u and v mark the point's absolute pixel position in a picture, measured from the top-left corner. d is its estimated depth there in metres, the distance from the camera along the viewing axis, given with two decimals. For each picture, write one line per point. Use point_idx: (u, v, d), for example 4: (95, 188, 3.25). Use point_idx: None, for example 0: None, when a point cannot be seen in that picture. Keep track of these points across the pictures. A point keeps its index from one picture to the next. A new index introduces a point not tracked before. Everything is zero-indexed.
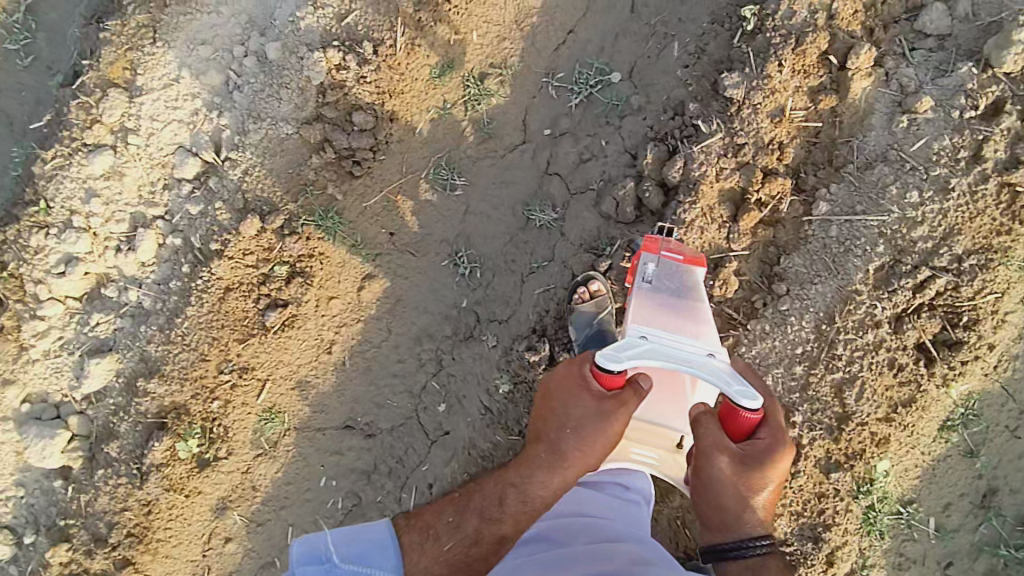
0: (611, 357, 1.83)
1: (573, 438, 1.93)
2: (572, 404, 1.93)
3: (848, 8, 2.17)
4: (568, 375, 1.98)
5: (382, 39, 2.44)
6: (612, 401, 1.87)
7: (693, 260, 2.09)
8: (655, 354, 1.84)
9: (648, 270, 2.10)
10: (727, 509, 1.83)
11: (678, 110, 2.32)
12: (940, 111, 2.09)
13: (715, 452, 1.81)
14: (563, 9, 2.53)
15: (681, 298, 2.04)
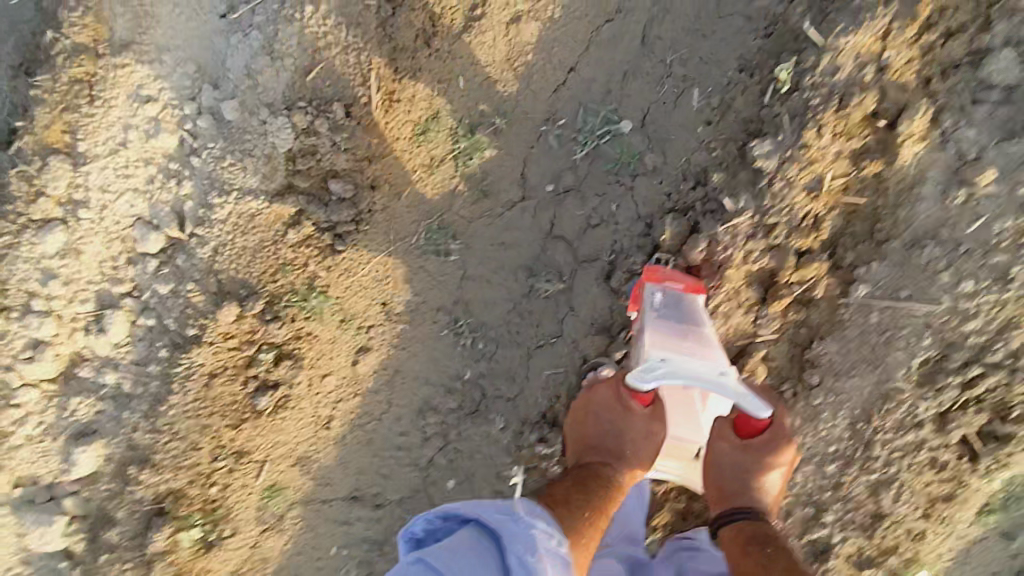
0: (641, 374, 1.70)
1: (631, 445, 1.84)
2: (624, 419, 1.83)
3: (902, 57, 1.84)
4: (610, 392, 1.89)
5: (354, 97, 2.18)
6: (658, 418, 1.83)
7: (693, 287, 1.91)
8: (681, 373, 1.64)
9: (655, 299, 1.89)
10: (728, 490, 1.81)
11: (700, 178, 2.05)
12: (1004, 184, 1.83)
13: (718, 435, 1.84)
14: (563, 43, 2.19)
15: (693, 325, 1.84)
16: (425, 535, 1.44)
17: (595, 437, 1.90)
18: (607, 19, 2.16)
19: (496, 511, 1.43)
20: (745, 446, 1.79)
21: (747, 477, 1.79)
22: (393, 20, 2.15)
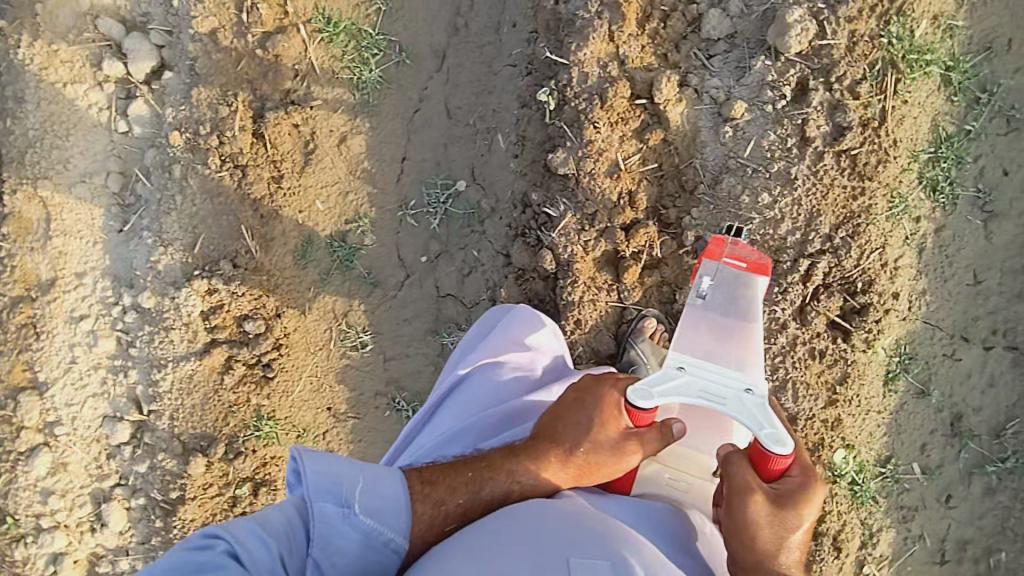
0: (642, 392, 1.60)
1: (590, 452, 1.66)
2: (601, 427, 1.66)
3: (634, 48, 2.21)
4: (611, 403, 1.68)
5: (236, 250, 2.54)
6: (632, 441, 1.66)
7: (758, 267, 1.79)
8: (691, 394, 1.58)
9: (703, 284, 1.79)
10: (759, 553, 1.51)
11: (525, 202, 2.38)
12: (755, 110, 2.15)
13: (748, 490, 1.51)
14: (388, 142, 2.58)
15: (736, 314, 1.73)
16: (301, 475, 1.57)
17: (558, 429, 1.71)
18: (415, 109, 2.58)
19: (341, 501, 1.51)
20: (780, 502, 1.52)
21: (778, 536, 1.52)
22: (244, 178, 2.51)
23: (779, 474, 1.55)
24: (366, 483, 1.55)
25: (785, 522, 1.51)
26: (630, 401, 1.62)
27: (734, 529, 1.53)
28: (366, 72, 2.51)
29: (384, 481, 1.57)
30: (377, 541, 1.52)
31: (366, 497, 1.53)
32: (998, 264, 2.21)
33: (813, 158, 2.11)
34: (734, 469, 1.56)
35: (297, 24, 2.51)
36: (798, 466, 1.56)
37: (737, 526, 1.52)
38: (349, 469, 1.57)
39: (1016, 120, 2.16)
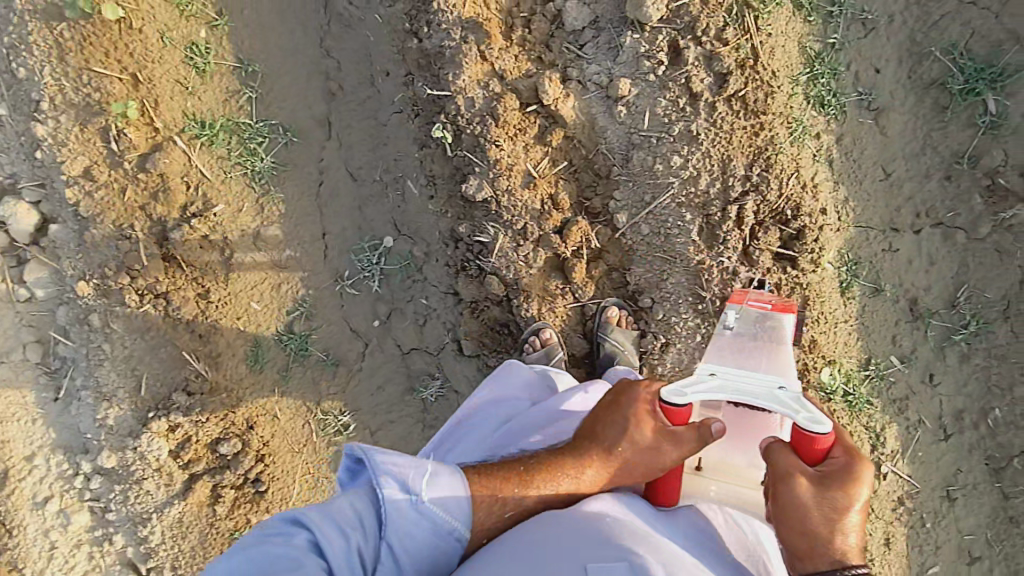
0: (675, 390, 1.57)
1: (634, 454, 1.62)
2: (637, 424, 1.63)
3: (509, 60, 2.24)
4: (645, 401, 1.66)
5: (185, 378, 2.43)
6: (668, 440, 1.58)
7: (783, 307, 1.90)
8: (727, 392, 1.53)
9: (731, 317, 1.84)
10: (811, 538, 1.48)
11: (455, 238, 2.38)
12: (640, 83, 2.21)
13: (792, 474, 1.48)
14: (303, 222, 2.54)
15: (765, 340, 1.76)
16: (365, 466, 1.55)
17: (598, 431, 1.68)
18: (318, 182, 2.55)
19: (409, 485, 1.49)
20: (825, 483, 1.48)
21: (831, 520, 1.47)
22: (170, 304, 2.42)
23: (821, 455, 1.52)
24: (432, 476, 1.50)
25: (835, 504, 1.47)
26: (663, 400, 1.58)
27: (784, 519, 1.49)
28: (258, 162, 2.48)
29: (449, 476, 1.53)
30: (444, 529, 1.49)
31: (432, 482, 1.50)
32: (900, 153, 2.34)
33: (707, 111, 2.17)
34: (774, 456, 1.53)
35: (171, 137, 2.43)
36: (839, 446, 1.53)
37: (787, 514, 1.48)
38: (414, 457, 1.54)
39: (870, 20, 2.29)
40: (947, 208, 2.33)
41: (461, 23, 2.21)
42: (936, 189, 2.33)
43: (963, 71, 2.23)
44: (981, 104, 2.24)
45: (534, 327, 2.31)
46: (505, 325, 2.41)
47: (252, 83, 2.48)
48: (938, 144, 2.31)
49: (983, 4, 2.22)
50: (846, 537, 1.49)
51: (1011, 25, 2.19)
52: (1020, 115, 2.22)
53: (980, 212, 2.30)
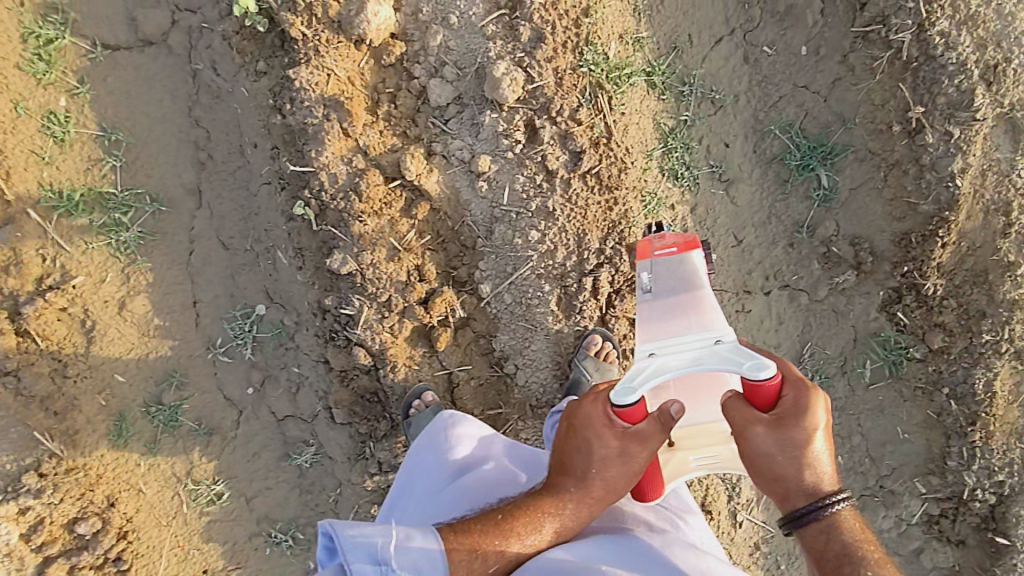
0: (625, 389, 1.63)
1: (604, 469, 1.75)
2: (606, 438, 1.71)
3: (374, 135, 2.30)
4: (594, 412, 1.74)
5: (38, 458, 2.35)
6: (635, 441, 1.68)
7: (688, 245, 1.87)
8: (669, 371, 1.61)
9: (644, 280, 1.90)
10: (784, 477, 1.66)
11: (322, 309, 2.39)
12: (500, 159, 2.29)
13: (751, 427, 1.61)
14: (173, 291, 2.51)
15: (686, 292, 1.82)
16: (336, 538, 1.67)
17: (568, 463, 1.81)
18: (188, 251, 2.52)
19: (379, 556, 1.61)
20: (782, 425, 1.61)
21: (796, 458, 1.63)
22: (21, 381, 2.35)
23: (774, 398, 1.62)
24: (407, 550, 1.64)
25: (797, 443, 1.62)
26: (616, 405, 1.65)
27: (756, 466, 1.67)
28: (123, 232, 2.45)
29: (424, 545, 1.67)
30: None
31: (401, 550, 1.63)
32: (749, 222, 2.50)
33: (562, 187, 2.28)
34: (731, 412, 1.65)
35: (25, 209, 2.38)
36: (788, 385, 1.62)
37: (756, 463, 1.65)
38: (380, 527, 1.66)
39: (719, 99, 2.44)
40: (791, 272, 2.49)
41: (324, 99, 2.26)
42: (781, 255, 2.49)
43: (798, 148, 2.41)
44: (815, 178, 2.42)
45: (418, 385, 2.36)
46: (373, 394, 2.45)
47: (117, 151, 2.45)
48: (781, 214, 2.48)
49: (814, 88, 2.40)
50: (816, 464, 1.66)
51: (838, 109, 2.38)
52: (848, 190, 2.40)
53: (818, 275, 2.47)
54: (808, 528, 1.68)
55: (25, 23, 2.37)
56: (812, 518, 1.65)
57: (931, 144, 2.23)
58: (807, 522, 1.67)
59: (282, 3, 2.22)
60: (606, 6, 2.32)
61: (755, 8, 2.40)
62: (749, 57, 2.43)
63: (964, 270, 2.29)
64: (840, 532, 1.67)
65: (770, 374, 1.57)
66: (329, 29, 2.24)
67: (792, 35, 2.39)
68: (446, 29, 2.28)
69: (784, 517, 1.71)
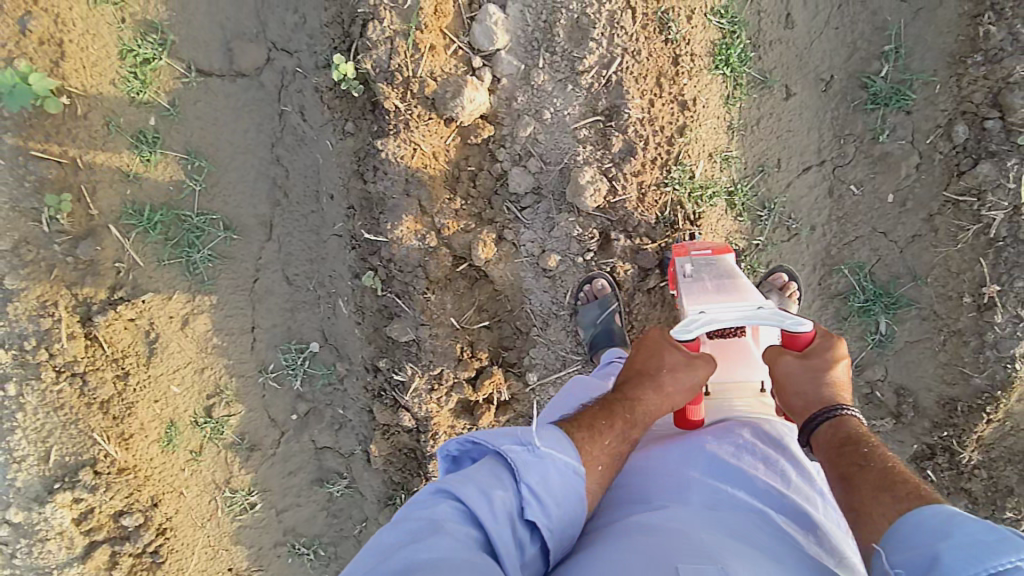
0: (682, 328, 1.73)
1: (673, 377, 1.72)
2: (671, 354, 1.76)
3: (449, 213, 2.32)
4: (657, 339, 1.84)
5: (94, 455, 2.53)
6: (699, 359, 1.74)
7: (722, 249, 2.11)
8: (731, 318, 1.69)
9: (686, 268, 2.06)
10: (806, 396, 1.69)
11: (374, 367, 2.55)
12: (568, 261, 2.35)
13: (777, 353, 1.74)
14: (233, 314, 2.59)
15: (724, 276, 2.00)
16: (457, 453, 1.50)
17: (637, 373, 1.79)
18: (253, 278, 2.59)
19: (515, 441, 1.45)
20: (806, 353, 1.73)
21: (819, 378, 1.70)
22: (86, 384, 2.50)
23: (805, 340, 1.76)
24: (541, 458, 1.43)
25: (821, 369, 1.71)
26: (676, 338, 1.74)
27: (780, 385, 1.72)
28: (194, 253, 2.50)
29: (562, 456, 1.46)
30: (564, 467, 1.44)
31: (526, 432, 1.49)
32: None
33: (624, 297, 2.37)
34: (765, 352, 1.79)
35: (107, 224, 2.44)
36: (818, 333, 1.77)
37: (782, 384, 1.72)
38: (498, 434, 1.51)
39: (795, 228, 2.39)
40: None
41: (407, 173, 2.29)
42: None
43: (864, 290, 2.41)
44: (874, 322, 2.42)
45: (592, 270, 2.35)
46: (411, 449, 2.62)
47: (199, 177, 2.47)
48: None
49: (892, 236, 2.37)
50: (840, 388, 1.73)
51: (911, 263, 2.37)
52: (904, 340, 2.42)
53: (857, 412, 2.50)
54: (823, 435, 1.64)
55: (125, 40, 2.36)
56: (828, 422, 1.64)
57: (998, 323, 2.23)
58: (832, 428, 1.64)
59: (379, 72, 2.24)
60: (702, 124, 2.28)
61: (851, 145, 2.34)
62: (834, 191, 2.38)
63: (1002, 446, 2.36)
64: (862, 433, 1.62)
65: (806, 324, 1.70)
66: (422, 105, 2.24)
67: (881, 181, 2.35)
68: (537, 122, 2.27)
69: (802, 430, 1.69)
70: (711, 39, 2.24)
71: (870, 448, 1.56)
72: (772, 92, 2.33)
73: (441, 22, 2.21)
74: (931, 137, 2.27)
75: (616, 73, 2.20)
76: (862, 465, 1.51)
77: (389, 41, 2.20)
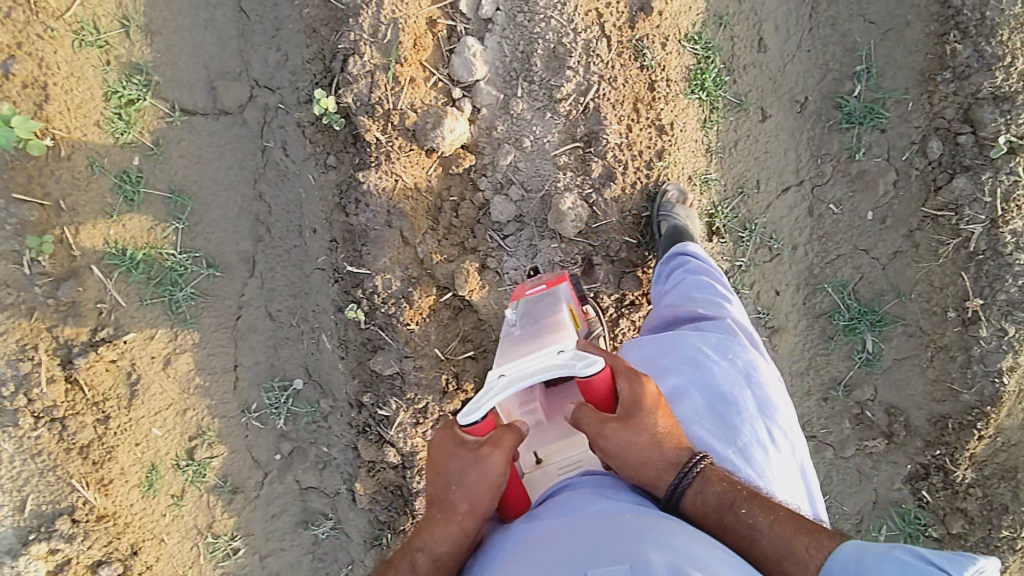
0: (470, 409, 1.45)
1: (456, 487, 1.46)
2: (458, 460, 1.46)
3: (432, 243, 2.33)
4: (443, 437, 1.51)
5: (72, 502, 2.44)
6: (486, 446, 1.44)
7: (556, 280, 2.09)
8: (521, 380, 1.46)
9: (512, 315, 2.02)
10: (650, 463, 1.48)
11: (359, 402, 2.50)
12: None
13: (601, 425, 1.45)
14: (216, 353, 2.55)
15: (543, 318, 1.91)
16: None
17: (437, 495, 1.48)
18: (235, 316, 2.56)
19: None
20: (626, 414, 1.49)
21: (652, 437, 1.49)
22: (65, 429, 2.43)
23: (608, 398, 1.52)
24: None
25: (645, 424, 1.49)
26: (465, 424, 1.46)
27: (617, 464, 1.47)
28: (177, 291, 2.48)
29: None
30: None
31: None
32: (787, 370, 2.47)
33: (608, 322, 2.34)
34: (581, 423, 1.48)
35: (89, 264, 2.42)
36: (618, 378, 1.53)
37: (616, 461, 1.48)
38: None
39: (776, 248, 2.41)
40: (821, 425, 2.49)
41: (388, 206, 2.30)
42: (814, 407, 2.48)
43: (848, 308, 2.41)
44: (860, 340, 2.42)
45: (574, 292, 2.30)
46: (397, 486, 2.56)
47: (181, 214, 2.47)
48: (820, 367, 2.46)
49: (874, 253, 2.39)
50: (671, 434, 1.53)
51: (894, 279, 2.38)
52: (892, 358, 2.41)
53: (847, 434, 2.48)
54: (686, 498, 1.49)
55: (109, 82, 2.38)
56: (688, 485, 1.49)
57: (983, 337, 2.24)
58: (693, 490, 1.49)
59: (360, 105, 2.26)
60: (680, 147, 2.32)
61: (828, 164, 2.38)
62: (814, 211, 2.41)
63: (995, 463, 2.33)
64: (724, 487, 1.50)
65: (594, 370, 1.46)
66: (403, 137, 2.27)
67: (859, 199, 2.38)
68: (518, 150, 2.29)
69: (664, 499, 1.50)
70: (686, 64, 2.31)
71: (752, 508, 1.48)
72: (748, 114, 2.37)
73: (420, 55, 2.25)
74: (907, 153, 2.31)
75: (593, 100, 2.24)
76: (754, 533, 1.46)
77: (370, 75, 2.24)
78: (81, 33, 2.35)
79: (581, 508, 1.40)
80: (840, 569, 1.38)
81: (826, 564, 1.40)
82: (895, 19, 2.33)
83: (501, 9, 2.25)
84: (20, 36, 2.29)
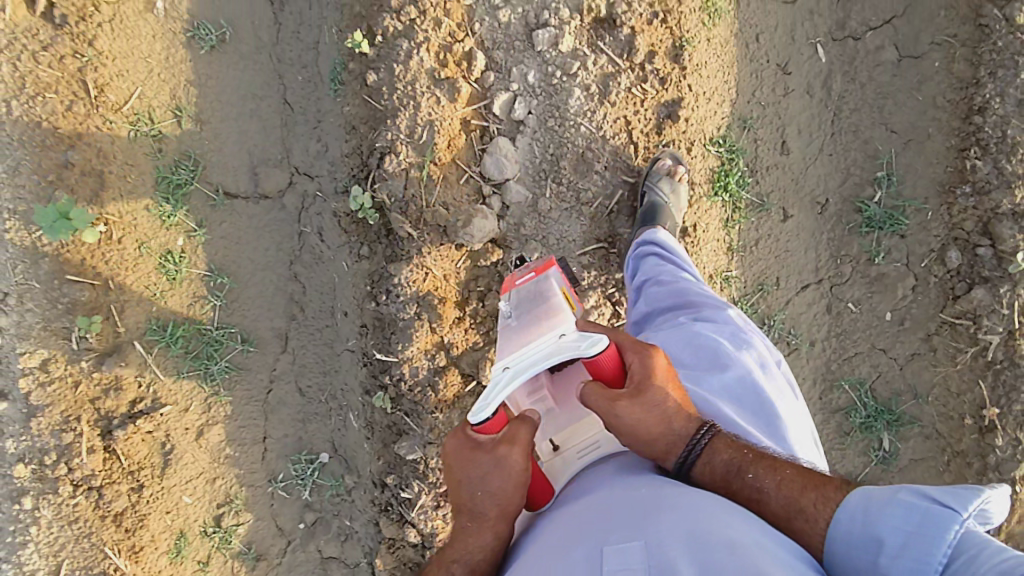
0: (479, 408, 1.40)
1: (480, 490, 1.45)
2: (477, 466, 1.43)
3: (458, 334, 2.42)
4: (455, 444, 1.47)
5: (104, 569, 2.51)
6: (504, 445, 1.41)
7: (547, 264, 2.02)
8: (527, 371, 1.39)
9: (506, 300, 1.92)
10: (664, 438, 1.49)
11: (381, 483, 2.58)
12: None
13: (614, 404, 1.43)
14: (247, 425, 2.64)
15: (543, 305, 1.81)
16: None
17: (463, 502, 1.49)
18: (266, 389, 2.65)
19: None
20: (638, 391, 1.47)
21: (664, 411, 1.48)
22: (102, 497, 2.51)
23: (619, 373, 1.50)
24: None
25: (657, 401, 1.47)
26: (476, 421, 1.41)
27: (630, 440, 1.47)
28: (212, 365, 2.58)
29: None
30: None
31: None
32: None
33: None
34: (589, 401, 1.45)
35: (132, 339, 2.53)
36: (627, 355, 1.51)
37: (629, 438, 1.46)
38: None
39: (794, 343, 2.45)
40: None
41: (418, 298, 2.38)
42: None
43: (865, 406, 2.44)
44: (877, 438, 2.44)
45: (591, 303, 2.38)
46: (416, 563, 2.64)
47: (219, 293, 2.58)
48: (836, 461, 2.46)
49: (893, 353, 2.43)
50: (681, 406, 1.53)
51: (912, 380, 2.43)
52: (908, 457, 2.43)
53: None
54: (695, 468, 1.51)
55: (160, 168, 2.51)
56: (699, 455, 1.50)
57: (999, 446, 2.27)
58: (703, 462, 1.50)
59: (395, 202, 2.37)
60: (701, 249, 2.41)
61: (847, 265, 2.44)
62: (833, 308, 2.46)
63: None
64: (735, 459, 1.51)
65: (603, 347, 1.44)
66: (434, 232, 2.36)
67: (878, 300, 2.43)
68: (542, 246, 2.37)
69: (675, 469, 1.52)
70: (709, 167, 2.41)
71: (759, 471, 1.50)
72: (770, 214, 2.43)
73: (453, 154, 2.36)
74: (926, 260, 2.37)
75: (617, 206, 2.40)
76: (762, 497, 1.48)
77: (405, 173, 2.34)
78: (137, 124, 2.48)
79: (609, 492, 1.44)
80: (847, 522, 1.37)
81: (835, 517, 1.39)
82: (916, 129, 2.40)
83: (532, 112, 2.35)
84: (80, 127, 2.42)
